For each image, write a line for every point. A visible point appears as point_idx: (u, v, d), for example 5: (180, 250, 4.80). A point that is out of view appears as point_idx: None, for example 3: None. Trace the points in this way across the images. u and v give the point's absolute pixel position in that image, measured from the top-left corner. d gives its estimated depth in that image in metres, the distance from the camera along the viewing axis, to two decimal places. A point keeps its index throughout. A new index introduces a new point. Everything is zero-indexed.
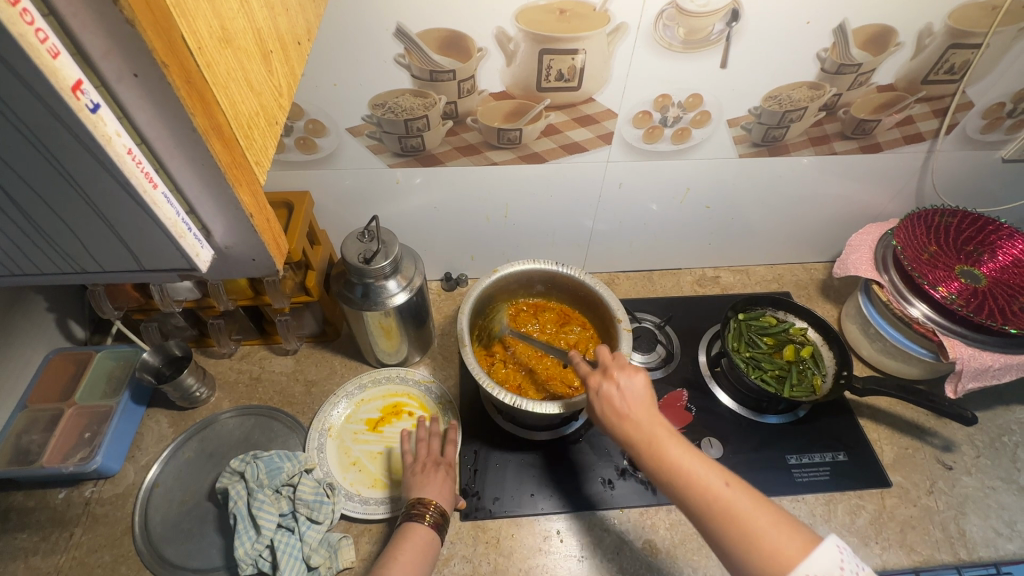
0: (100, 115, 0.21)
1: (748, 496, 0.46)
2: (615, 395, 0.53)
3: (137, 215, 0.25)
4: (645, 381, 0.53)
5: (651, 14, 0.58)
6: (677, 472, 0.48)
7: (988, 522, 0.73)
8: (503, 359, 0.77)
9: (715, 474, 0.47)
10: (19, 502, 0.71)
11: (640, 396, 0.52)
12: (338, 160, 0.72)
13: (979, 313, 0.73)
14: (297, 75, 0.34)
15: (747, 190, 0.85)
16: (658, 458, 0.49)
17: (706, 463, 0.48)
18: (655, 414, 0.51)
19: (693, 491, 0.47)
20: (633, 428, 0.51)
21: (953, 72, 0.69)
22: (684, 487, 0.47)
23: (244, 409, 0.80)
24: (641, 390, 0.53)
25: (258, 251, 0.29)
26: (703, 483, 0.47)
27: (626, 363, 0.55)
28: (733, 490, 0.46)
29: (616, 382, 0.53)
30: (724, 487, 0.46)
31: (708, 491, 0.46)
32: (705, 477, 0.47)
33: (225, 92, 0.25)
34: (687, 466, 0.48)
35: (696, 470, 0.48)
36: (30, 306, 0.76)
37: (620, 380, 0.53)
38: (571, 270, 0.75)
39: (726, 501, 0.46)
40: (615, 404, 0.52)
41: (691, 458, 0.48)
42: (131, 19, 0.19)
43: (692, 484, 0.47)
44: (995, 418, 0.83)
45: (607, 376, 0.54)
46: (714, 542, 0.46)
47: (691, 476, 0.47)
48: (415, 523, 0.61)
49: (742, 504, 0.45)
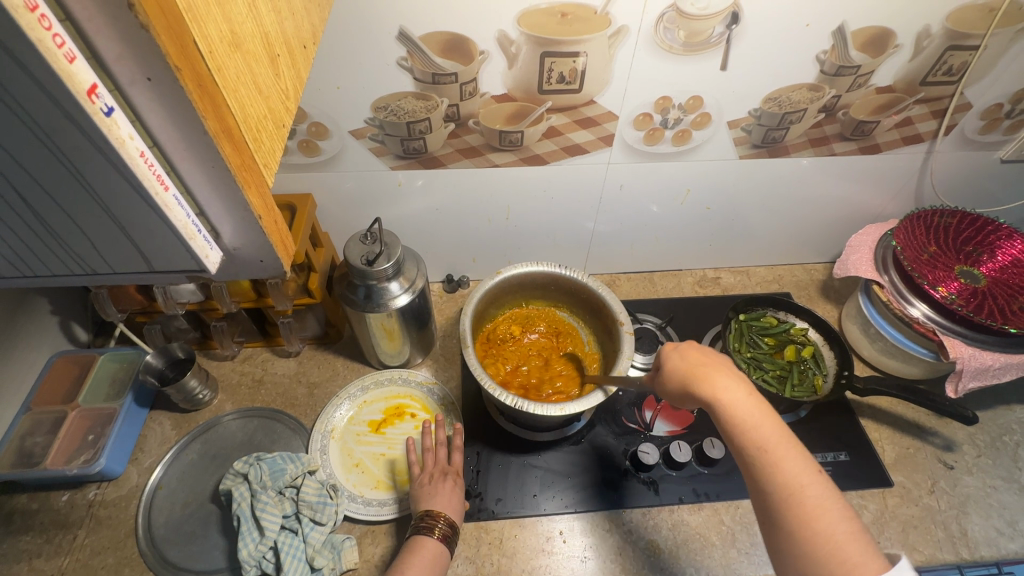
0: (114, 118, 0.21)
1: (839, 499, 0.41)
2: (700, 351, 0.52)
3: (148, 217, 0.25)
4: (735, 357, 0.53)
5: (652, 17, 0.59)
6: (763, 450, 0.44)
7: (990, 522, 0.73)
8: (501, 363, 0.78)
9: (810, 465, 0.43)
10: (22, 504, 0.71)
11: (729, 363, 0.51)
12: (340, 162, 0.72)
13: (979, 313, 0.73)
14: (303, 78, 0.35)
15: (748, 191, 0.86)
16: (741, 428, 0.46)
17: (799, 450, 0.44)
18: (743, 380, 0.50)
19: (774, 471, 0.43)
20: (719, 387, 0.48)
21: (952, 73, 0.70)
22: (763, 464, 0.44)
23: (246, 411, 0.81)
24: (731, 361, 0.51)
25: (266, 253, 0.30)
26: (789, 465, 0.43)
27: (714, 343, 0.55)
28: (826, 485, 0.42)
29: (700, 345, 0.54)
30: (815, 479, 0.42)
31: (794, 476, 0.42)
32: (794, 461, 0.43)
33: (235, 95, 0.25)
34: (775, 444, 0.44)
35: (785, 452, 0.44)
36: (33, 309, 0.76)
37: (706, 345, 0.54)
38: (573, 273, 0.75)
39: (811, 493, 0.41)
40: (701, 363, 0.50)
41: (781, 439, 0.45)
42: (145, 24, 0.20)
43: (776, 463, 0.43)
44: (995, 418, 0.83)
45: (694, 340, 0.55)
46: (776, 530, 0.42)
47: (777, 455, 0.44)
48: (425, 537, 0.61)
49: (829, 501, 0.41)
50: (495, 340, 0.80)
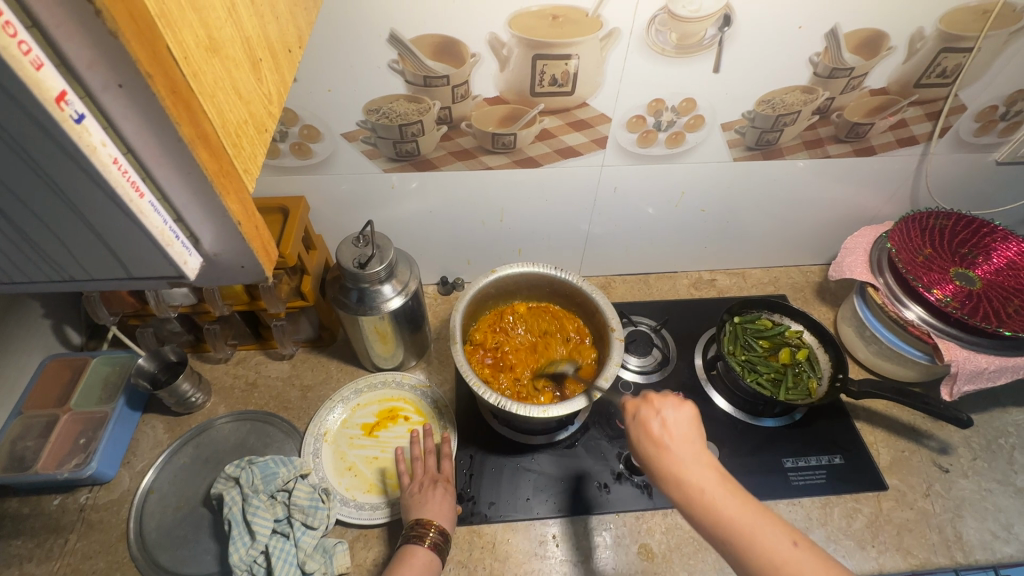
0: (84, 125, 0.21)
1: (814, 560, 0.45)
2: (658, 426, 0.54)
3: (124, 223, 0.25)
4: (690, 415, 0.55)
5: (643, 19, 0.58)
6: (739, 529, 0.47)
7: (985, 525, 0.73)
8: (491, 350, 0.77)
9: (781, 533, 0.46)
10: (13, 509, 0.71)
11: (685, 434, 0.53)
12: (333, 165, 0.72)
13: (974, 315, 0.73)
14: (287, 82, 0.35)
15: (742, 193, 0.86)
16: (713, 513, 0.48)
17: (768, 521, 0.47)
18: (701, 452, 0.52)
19: (754, 551, 0.46)
20: (684, 472, 0.51)
21: (945, 75, 0.70)
22: (745, 544, 0.46)
23: (240, 414, 0.80)
24: (688, 429, 0.54)
25: (247, 258, 0.29)
26: (765, 544, 0.46)
27: (671, 395, 0.57)
28: (799, 551, 0.45)
29: (658, 411, 0.55)
30: (789, 548, 0.46)
31: (772, 551, 0.46)
32: (767, 535, 0.46)
33: (213, 101, 0.25)
34: (748, 522, 0.47)
35: (757, 527, 0.47)
36: (25, 312, 0.76)
37: (665, 410, 0.55)
38: (568, 276, 0.75)
39: (791, 563, 0.45)
40: (664, 444, 0.53)
41: (752, 514, 0.48)
42: (115, 30, 0.19)
43: (753, 542, 0.46)
44: (991, 421, 0.83)
45: (649, 402, 0.56)
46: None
47: (753, 534, 0.46)
48: (415, 546, 0.61)
49: (808, 569, 0.44)
50: (490, 328, 0.79)
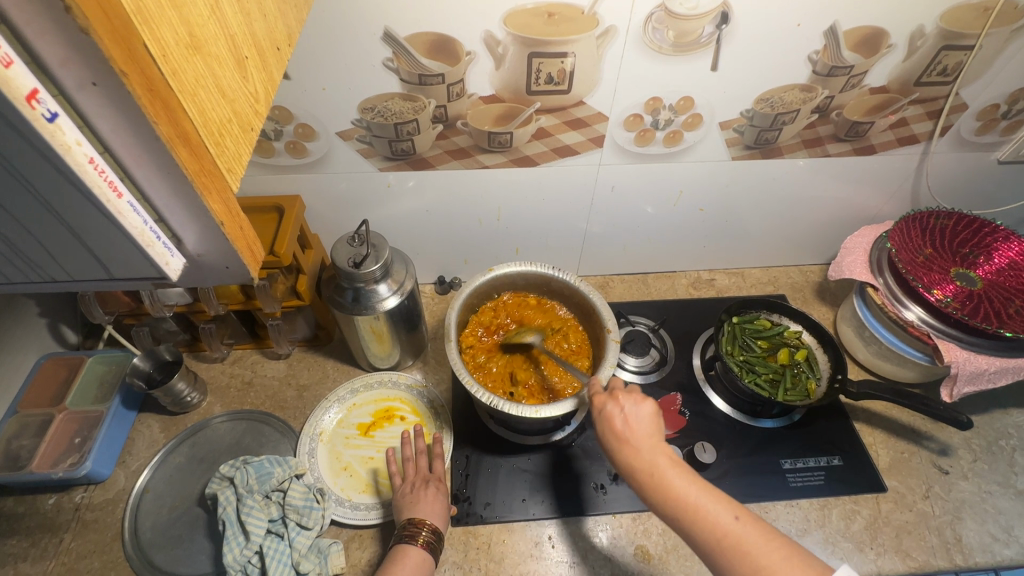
0: (57, 124, 0.20)
1: (758, 533, 0.45)
2: (613, 414, 0.54)
3: (102, 223, 0.25)
4: (651, 410, 0.54)
5: (640, 16, 0.58)
6: (684, 505, 0.47)
7: (985, 527, 0.72)
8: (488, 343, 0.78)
9: (725, 508, 0.47)
10: (9, 508, 0.71)
11: (642, 422, 0.53)
12: (328, 164, 0.72)
13: (975, 316, 0.72)
14: (276, 80, 0.34)
15: (741, 192, 0.85)
16: (661, 492, 0.49)
17: (713, 496, 0.48)
18: (653, 435, 0.52)
19: (699, 527, 0.46)
20: (633, 456, 0.51)
21: (946, 73, 0.69)
22: (690, 520, 0.47)
23: (236, 413, 0.80)
24: (647, 418, 0.53)
25: (231, 259, 0.29)
26: (707, 517, 0.46)
27: (635, 391, 0.56)
28: (742, 525, 0.45)
29: (621, 406, 0.55)
30: (732, 522, 0.46)
31: (715, 526, 0.46)
32: (711, 510, 0.47)
33: (194, 99, 0.25)
34: (694, 500, 0.47)
35: (702, 504, 0.47)
36: (21, 311, 0.76)
37: (621, 400, 0.55)
38: (565, 275, 0.75)
39: (734, 537, 0.45)
40: (618, 430, 0.53)
41: (699, 492, 0.48)
42: (86, 27, 0.19)
43: (699, 518, 0.47)
44: (992, 422, 0.82)
45: (613, 397, 0.56)
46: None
47: (699, 511, 0.47)
48: (407, 546, 0.60)
49: (750, 540, 0.45)
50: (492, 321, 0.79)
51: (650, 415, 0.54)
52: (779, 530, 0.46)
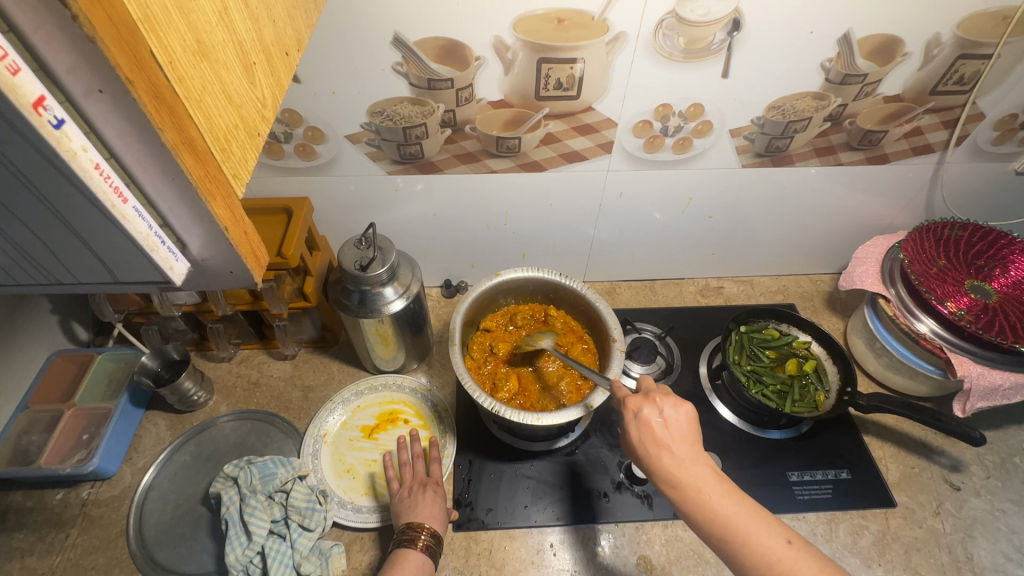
0: (63, 130, 0.20)
1: (809, 559, 0.45)
2: (660, 427, 0.51)
3: (107, 227, 0.25)
4: (690, 415, 0.52)
5: (651, 23, 0.57)
6: (736, 528, 0.46)
7: (998, 546, 0.71)
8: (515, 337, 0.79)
9: (776, 533, 0.46)
10: (18, 502, 0.72)
11: (683, 429, 0.51)
12: (337, 166, 0.72)
13: (989, 329, 0.71)
14: (284, 85, 0.34)
15: (751, 200, 0.84)
16: (710, 513, 0.47)
17: (762, 519, 0.47)
18: (697, 449, 0.50)
19: (749, 550, 0.46)
20: (681, 473, 0.49)
21: (963, 82, 0.68)
22: (740, 543, 0.46)
23: (241, 413, 0.81)
24: (684, 424, 0.51)
25: (235, 264, 0.29)
26: (759, 542, 0.46)
27: (670, 393, 0.54)
28: (794, 550, 0.45)
29: (659, 410, 0.52)
30: (784, 547, 0.45)
31: (766, 551, 0.45)
32: (763, 535, 0.46)
33: (200, 106, 0.25)
34: (745, 524, 0.46)
35: (754, 529, 0.46)
36: (34, 307, 0.77)
37: (664, 409, 0.52)
38: (572, 282, 0.74)
39: (786, 563, 0.45)
40: (661, 440, 0.50)
41: (747, 513, 0.47)
42: (92, 36, 0.19)
43: (749, 542, 0.46)
44: (1005, 438, 0.80)
45: (651, 401, 0.52)
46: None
47: (750, 537, 0.46)
48: (406, 549, 0.60)
49: (802, 568, 0.44)
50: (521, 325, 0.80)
51: (695, 429, 0.51)
52: (821, 553, 0.46)
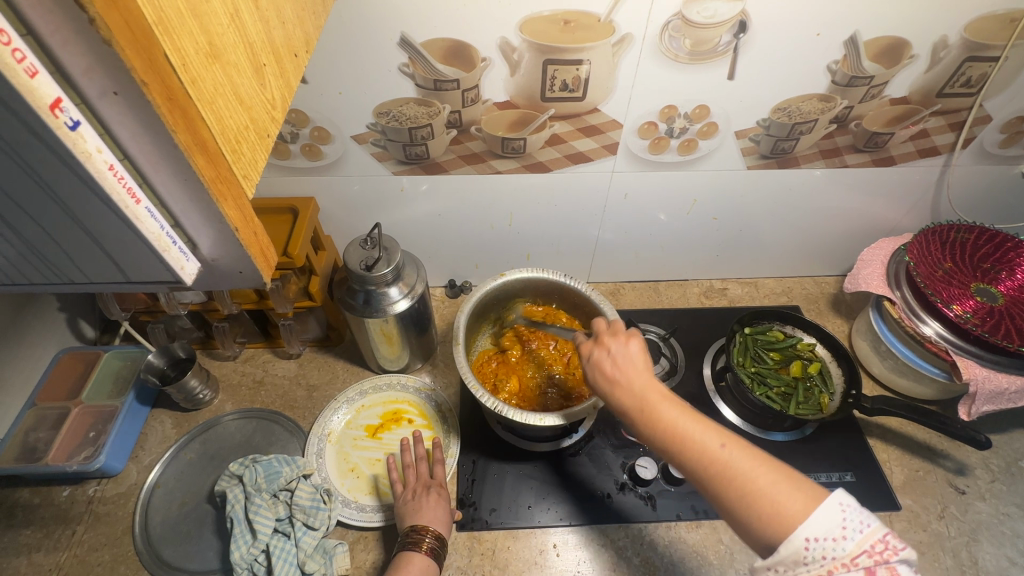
0: (79, 132, 0.21)
1: (743, 456, 0.43)
2: (608, 362, 0.52)
3: (120, 227, 0.25)
4: (639, 347, 0.52)
5: (657, 24, 0.57)
6: (671, 435, 0.46)
7: (1002, 551, 0.70)
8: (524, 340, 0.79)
9: (710, 434, 0.44)
10: (25, 498, 0.73)
11: (629, 357, 0.51)
12: (343, 166, 0.72)
13: (995, 332, 0.70)
14: (293, 86, 0.34)
15: (756, 201, 0.84)
16: (651, 423, 0.47)
17: (699, 423, 0.46)
18: (642, 373, 0.50)
19: (684, 452, 0.45)
20: (624, 389, 0.50)
21: (970, 85, 0.68)
22: (676, 449, 0.45)
23: (246, 411, 0.81)
24: (635, 355, 0.52)
25: (245, 264, 0.29)
26: (692, 442, 0.44)
27: (621, 332, 0.54)
28: (725, 449, 0.43)
29: (607, 347, 0.53)
30: (718, 447, 0.43)
31: (699, 450, 0.44)
32: (696, 437, 0.44)
33: (211, 107, 0.25)
34: (679, 427, 0.46)
35: (688, 431, 0.45)
36: (41, 305, 0.78)
37: (612, 347, 0.53)
38: (577, 284, 0.74)
39: (717, 461, 0.43)
40: (605, 367, 0.52)
41: (685, 419, 0.46)
42: (109, 38, 0.19)
43: (682, 443, 0.45)
44: (1011, 442, 0.80)
45: (599, 343, 0.54)
46: (716, 505, 0.43)
47: (683, 438, 0.45)
48: (410, 552, 0.60)
49: (737, 465, 0.42)
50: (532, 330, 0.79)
51: (636, 356, 0.52)
52: (764, 451, 0.43)
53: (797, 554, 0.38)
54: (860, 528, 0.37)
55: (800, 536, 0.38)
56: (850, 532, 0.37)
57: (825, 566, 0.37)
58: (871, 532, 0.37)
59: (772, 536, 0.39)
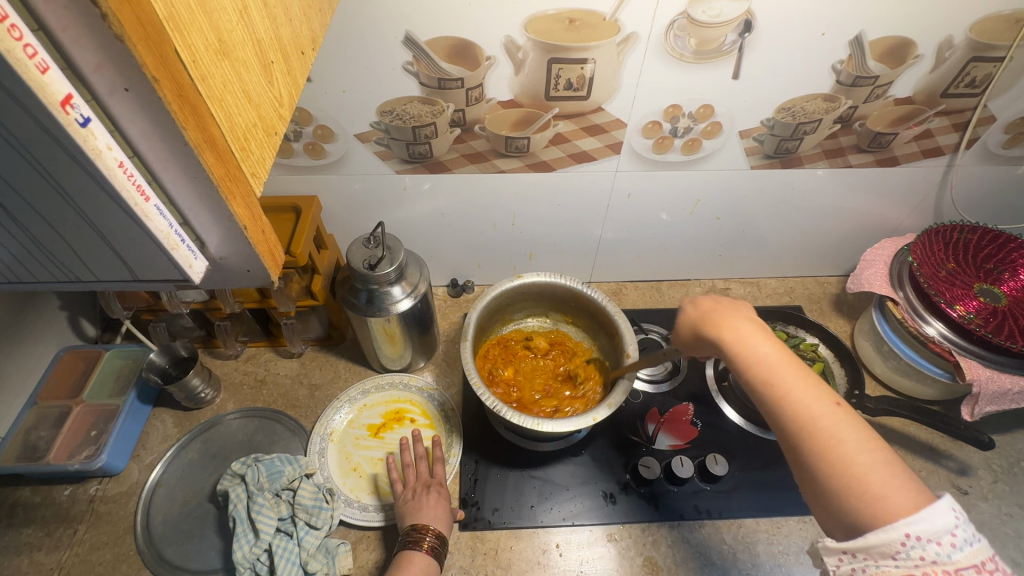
0: (89, 129, 0.21)
1: (855, 426, 0.41)
2: (714, 302, 0.53)
3: (128, 225, 0.25)
4: (747, 308, 0.53)
5: (661, 24, 0.57)
6: (776, 384, 0.45)
7: (1005, 551, 0.70)
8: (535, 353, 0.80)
9: (821, 395, 0.43)
10: (25, 497, 0.72)
11: (740, 309, 0.52)
12: (346, 165, 0.72)
13: (997, 333, 0.70)
14: (300, 84, 0.34)
15: (760, 202, 0.84)
16: (755, 370, 0.46)
17: (811, 383, 0.44)
18: (755, 323, 0.50)
19: (787, 404, 0.44)
20: (733, 331, 0.49)
21: (975, 85, 0.67)
22: (778, 399, 0.44)
23: (247, 410, 0.81)
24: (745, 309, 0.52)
25: (253, 263, 0.29)
26: (799, 397, 0.44)
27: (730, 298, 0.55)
28: (838, 414, 0.42)
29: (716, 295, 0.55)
30: (827, 411, 0.42)
31: (805, 408, 0.43)
32: (805, 395, 0.44)
33: (221, 104, 0.25)
34: (788, 379, 0.45)
35: (797, 387, 0.44)
36: (43, 303, 0.77)
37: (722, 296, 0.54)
38: (594, 294, 0.73)
39: (823, 422, 0.42)
40: (715, 309, 0.52)
41: (796, 375, 0.45)
42: (120, 34, 0.19)
43: (787, 395, 0.44)
44: (1013, 443, 0.80)
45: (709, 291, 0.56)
46: (800, 465, 0.42)
47: (790, 390, 0.44)
48: (411, 551, 0.60)
49: (844, 431, 0.41)
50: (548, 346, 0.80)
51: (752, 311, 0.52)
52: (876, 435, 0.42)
53: (890, 545, 0.36)
54: (969, 541, 0.36)
55: (901, 529, 0.36)
56: (959, 542, 0.36)
57: (921, 565, 0.35)
58: (979, 548, 0.36)
59: (858, 511, 0.38)
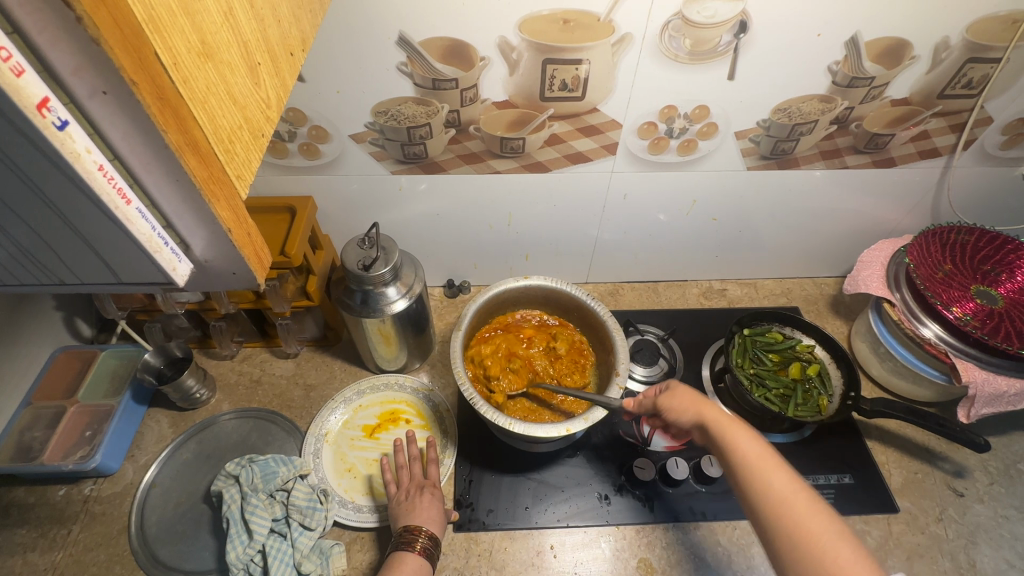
0: (68, 131, 0.20)
1: (822, 508, 0.42)
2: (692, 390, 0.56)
3: (110, 228, 0.25)
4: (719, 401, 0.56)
5: (656, 25, 0.57)
6: (751, 465, 0.46)
7: (1001, 553, 0.70)
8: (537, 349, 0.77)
9: (790, 478, 0.45)
10: (19, 497, 0.72)
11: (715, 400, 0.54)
12: (341, 165, 0.72)
13: (993, 335, 0.70)
14: (288, 86, 0.34)
15: (757, 203, 0.84)
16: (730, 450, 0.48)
17: (781, 466, 0.46)
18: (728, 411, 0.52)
19: (758, 486, 0.45)
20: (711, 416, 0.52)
21: (971, 86, 0.67)
22: (751, 478, 0.46)
23: (243, 411, 0.81)
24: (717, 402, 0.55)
25: (239, 265, 0.29)
26: (769, 478, 0.45)
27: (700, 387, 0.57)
28: (806, 496, 0.43)
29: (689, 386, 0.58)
30: (795, 492, 0.43)
31: (774, 489, 0.44)
32: (775, 476, 0.45)
33: (204, 107, 0.25)
34: (760, 462, 0.46)
35: (767, 469, 0.46)
36: (38, 303, 0.77)
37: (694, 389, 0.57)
38: (596, 306, 0.73)
39: (791, 503, 0.43)
40: (694, 395, 0.55)
41: (768, 457, 0.47)
42: (97, 37, 0.19)
43: (759, 477, 0.45)
44: (1009, 445, 0.80)
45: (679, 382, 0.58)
46: (772, 546, 0.43)
47: (762, 471, 0.46)
48: (404, 552, 0.60)
49: (811, 511, 0.42)
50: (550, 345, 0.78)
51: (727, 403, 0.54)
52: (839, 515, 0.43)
53: None
54: None
55: None
56: None
57: None
58: None
59: None
